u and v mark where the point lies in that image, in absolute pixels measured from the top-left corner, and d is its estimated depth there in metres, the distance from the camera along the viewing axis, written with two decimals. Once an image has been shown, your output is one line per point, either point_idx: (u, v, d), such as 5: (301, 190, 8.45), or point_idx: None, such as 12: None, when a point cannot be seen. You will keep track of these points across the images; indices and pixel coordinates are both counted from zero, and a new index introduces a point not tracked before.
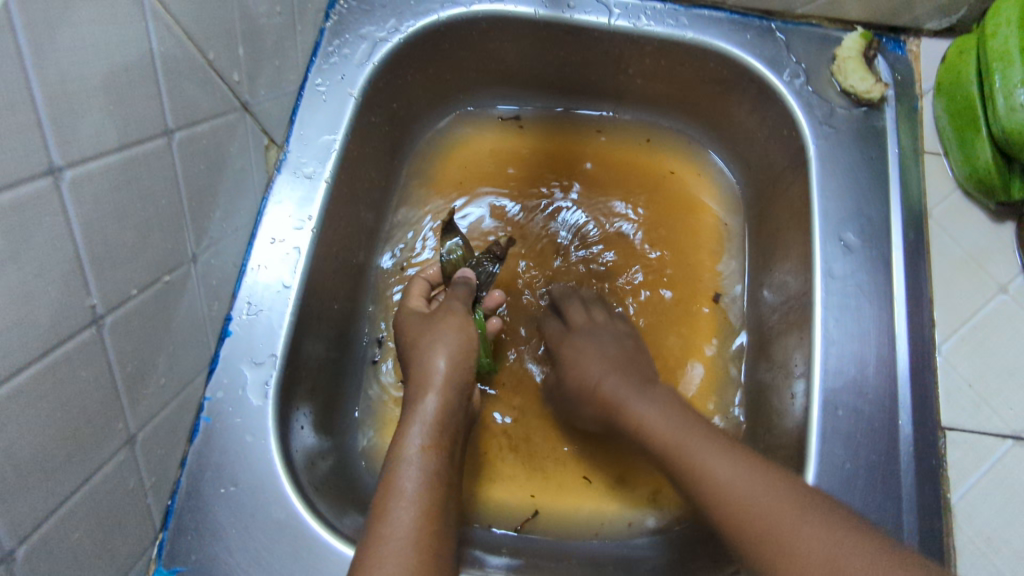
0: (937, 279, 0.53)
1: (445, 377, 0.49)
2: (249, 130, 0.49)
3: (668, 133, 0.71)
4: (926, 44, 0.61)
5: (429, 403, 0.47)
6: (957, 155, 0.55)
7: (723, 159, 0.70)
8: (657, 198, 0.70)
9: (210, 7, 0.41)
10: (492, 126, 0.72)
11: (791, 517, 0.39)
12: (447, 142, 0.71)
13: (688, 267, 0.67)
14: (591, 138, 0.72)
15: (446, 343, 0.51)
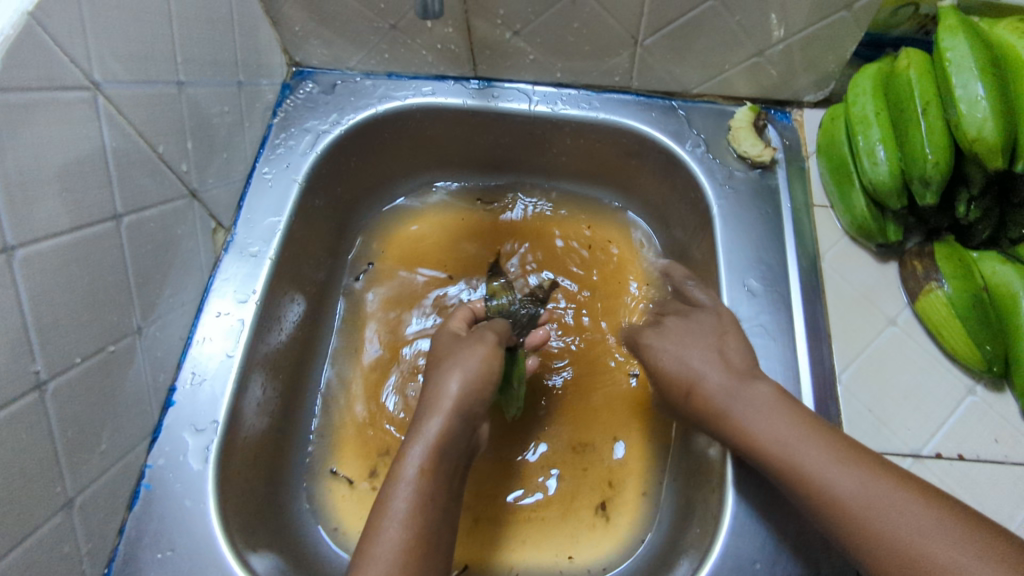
0: (833, 317, 0.58)
1: (471, 393, 0.51)
2: (200, 215, 0.54)
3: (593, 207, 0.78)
4: (808, 113, 0.69)
5: (434, 425, 0.49)
6: (840, 206, 0.62)
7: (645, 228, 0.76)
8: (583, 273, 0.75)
9: (161, 109, 0.47)
10: (433, 207, 0.78)
11: (886, 504, 0.40)
12: (393, 221, 0.77)
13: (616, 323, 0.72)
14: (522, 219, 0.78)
15: (461, 369, 0.53)
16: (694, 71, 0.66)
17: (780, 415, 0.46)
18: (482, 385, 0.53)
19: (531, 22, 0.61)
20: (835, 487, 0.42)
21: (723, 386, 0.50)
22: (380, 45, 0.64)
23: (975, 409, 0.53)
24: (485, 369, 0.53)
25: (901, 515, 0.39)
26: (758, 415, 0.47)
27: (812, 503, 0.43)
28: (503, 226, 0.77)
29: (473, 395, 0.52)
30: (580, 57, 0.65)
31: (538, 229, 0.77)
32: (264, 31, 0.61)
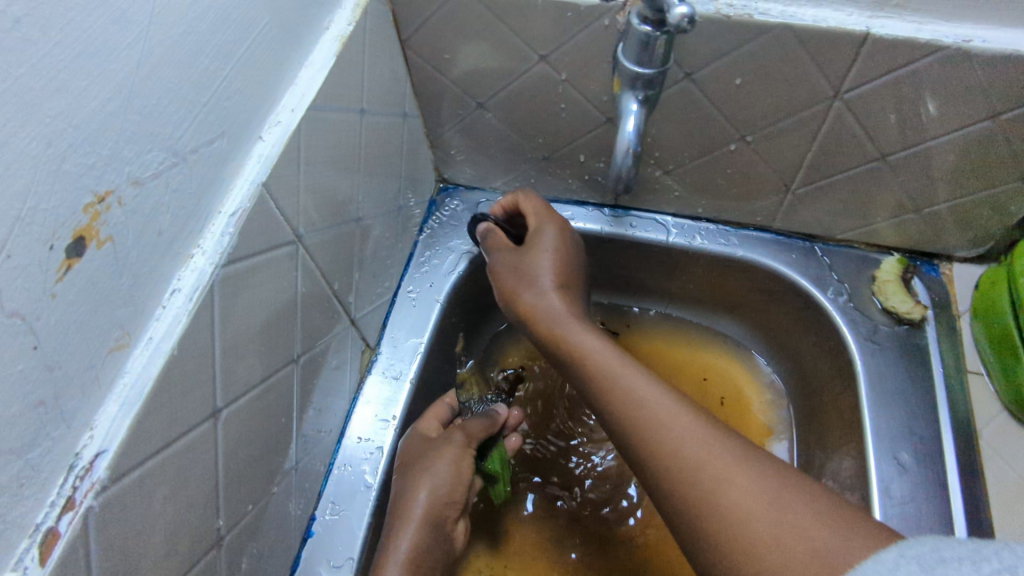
0: (994, 503, 0.54)
1: (434, 494, 0.48)
2: (353, 340, 0.55)
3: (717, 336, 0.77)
4: (958, 267, 0.67)
5: (402, 544, 0.46)
6: (999, 376, 0.59)
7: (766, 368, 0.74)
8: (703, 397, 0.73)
9: (341, 246, 0.49)
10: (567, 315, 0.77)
11: (791, 497, 0.35)
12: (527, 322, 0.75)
13: None
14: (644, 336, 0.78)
15: (432, 477, 0.49)
16: (842, 219, 0.65)
17: (698, 419, 0.41)
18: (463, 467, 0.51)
19: (684, 164, 0.61)
20: (740, 498, 0.36)
21: (610, 365, 0.46)
22: (528, 171, 0.65)
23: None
24: (460, 461, 0.51)
25: (796, 523, 0.34)
26: (665, 417, 0.42)
27: (708, 543, 0.36)
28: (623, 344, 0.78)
29: (435, 500, 0.49)
30: (726, 197, 0.65)
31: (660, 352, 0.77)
32: (423, 154, 0.63)
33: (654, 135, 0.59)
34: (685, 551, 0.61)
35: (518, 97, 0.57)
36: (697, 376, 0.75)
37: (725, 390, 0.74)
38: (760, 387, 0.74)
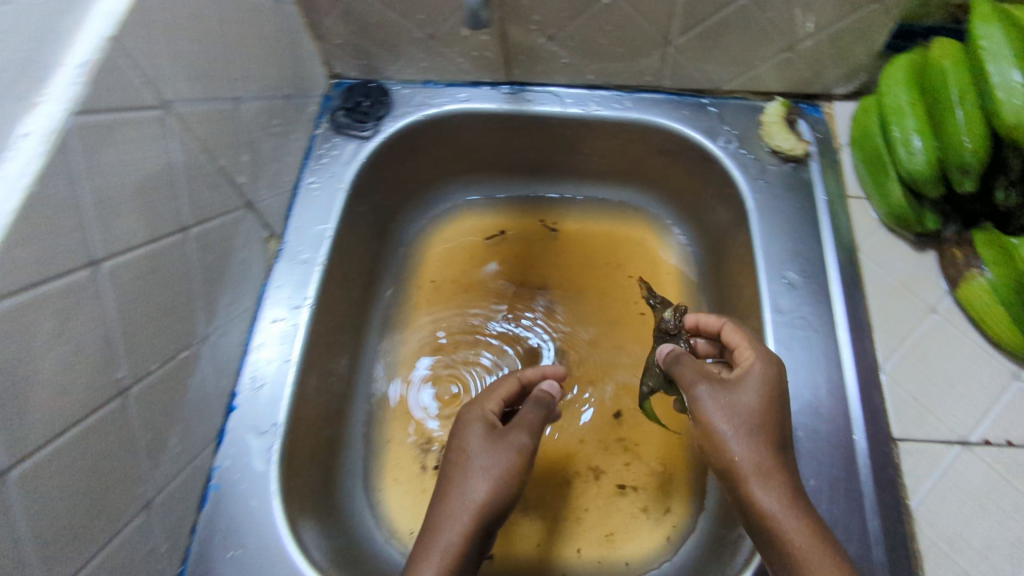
0: (873, 305, 0.59)
1: (474, 504, 0.48)
2: (254, 226, 0.56)
3: (635, 216, 0.80)
4: (839, 106, 0.70)
5: (445, 537, 0.46)
6: (876, 197, 0.62)
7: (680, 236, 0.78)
8: (621, 278, 0.77)
9: (221, 125, 0.50)
10: (484, 210, 0.80)
11: None
12: (444, 221, 0.79)
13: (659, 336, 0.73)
14: (567, 225, 0.80)
15: (489, 464, 0.50)
16: (725, 68, 0.67)
17: (797, 506, 0.43)
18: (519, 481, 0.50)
19: (565, 27, 0.62)
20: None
21: (744, 454, 0.45)
22: (417, 54, 0.66)
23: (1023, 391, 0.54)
24: (511, 466, 0.51)
25: None
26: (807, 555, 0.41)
27: None
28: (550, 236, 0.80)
29: (470, 503, 0.48)
30: (612, 59, 0.66)
31: (584, 240, 0.79)
32: (307, 44, 0.63)
33: None
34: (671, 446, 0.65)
35: None
36: (617, 260, 0.78)
37: (643, 270, 0.77)
38: (674, 263, 0.77)
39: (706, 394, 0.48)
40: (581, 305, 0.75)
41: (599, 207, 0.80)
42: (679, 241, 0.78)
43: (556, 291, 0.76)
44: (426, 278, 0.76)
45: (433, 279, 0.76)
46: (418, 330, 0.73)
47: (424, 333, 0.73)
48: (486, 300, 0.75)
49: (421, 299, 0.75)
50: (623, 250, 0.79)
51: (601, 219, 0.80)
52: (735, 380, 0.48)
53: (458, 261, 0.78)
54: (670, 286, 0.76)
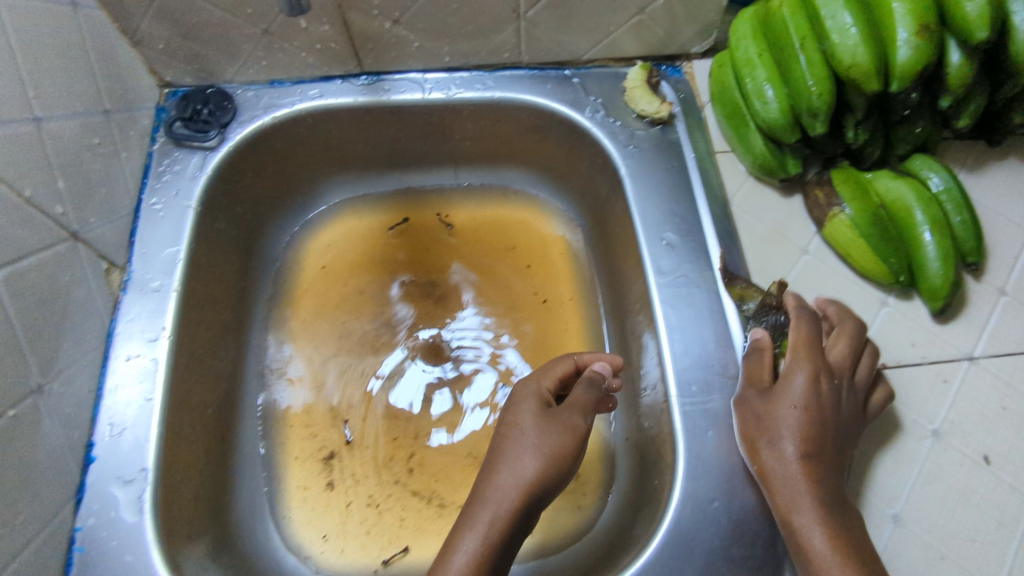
0: (750, 254, 0.60)
1: (522, 485, 0.45)
2: (86, 258, 0.50)
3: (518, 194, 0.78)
4: (697, 64, 0.71)
5: (467, 541, 0.43)
6: (741, 149, 0.64)
7: (563, 212, 0.77)
8: (511, 259, 0.75)
9: (20, 150, 0.44)
10: (362, 206, 0.76)
11: None
12: (320, 221, 0.75)
13: (554, 315, 0.72)
14: (450, 212, 0.77)
15: (531, 446, 0.47)
16: (580, 37, 0.66)
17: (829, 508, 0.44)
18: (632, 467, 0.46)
19: (409, 9, 0.59)
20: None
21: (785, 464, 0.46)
22: (256, 52, 0.61)
23: (890, 317, 0.56)
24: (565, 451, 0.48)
25: None
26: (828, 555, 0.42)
27: None
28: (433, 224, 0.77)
29: (519, 481, 0.46)
30: (465, 38, 0.64)
31: (469, 225, 0.77)
32: (125, 53, 0.58)
33: None
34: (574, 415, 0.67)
35: None
36: (506, 241, 0.76)
37: (531, 248, 0.76)
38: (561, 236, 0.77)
39: (752, 402, 0.50)
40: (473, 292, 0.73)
41: (481, 190, 0.78)
42: (562, 216, 0.77)
43: (447, 282, 0.73)
44: (307, 282, 0.72)
45: (315, 283, 0.72)
46: (305, 336, 0.69)
47: (310, 339, 0.69)
48: (374, 299, 0.72)
49: (304, 305, 0.71)
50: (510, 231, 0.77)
51: (484, 201, 0.78)
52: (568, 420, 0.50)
53: (338, 259, 0.74)
54: (560, 259, 0.76)
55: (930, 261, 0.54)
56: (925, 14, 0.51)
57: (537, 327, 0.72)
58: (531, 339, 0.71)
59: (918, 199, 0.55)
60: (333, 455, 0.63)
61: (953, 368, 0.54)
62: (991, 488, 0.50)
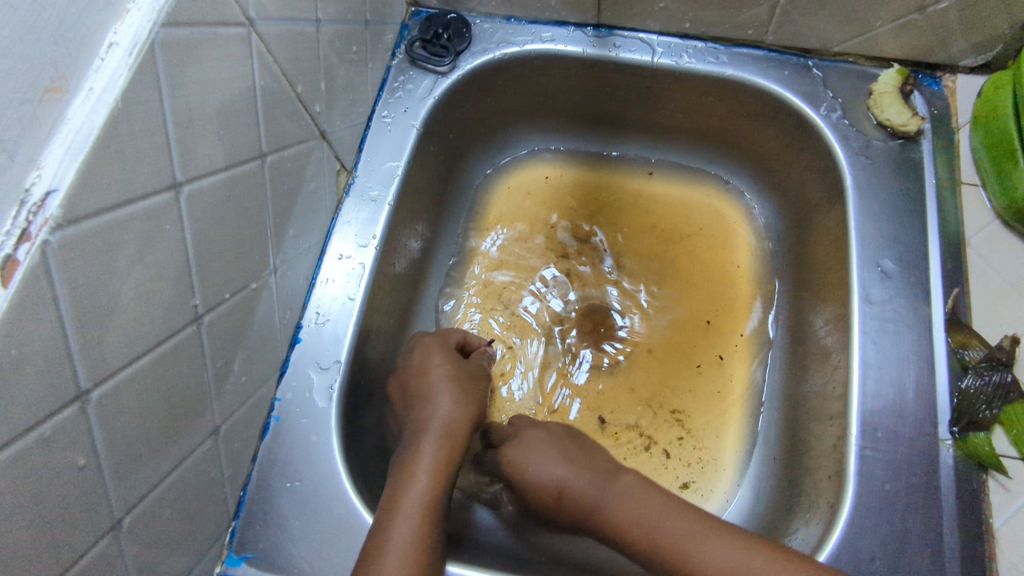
0: (976, 305, 0.54)
1: (445, 451, 0.48)
2: (325, 156, 0.53)
3: (711, 184, 0.76)
4: (962, 80, 0.63)
5: (414, 489, 0.45)
6: (995, 186, 0.57)
7: (757, 211, 0.74)
8: (691, 247, 0.74)
9: (301, 48, 0.47)
10: (560, 162, 0.77)
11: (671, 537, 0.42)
12: (518, 164, 0.77)
13: (722, 309, 0.70)
14: (644, 185, 0.77)
15: (449, 407, 0.52)
16: (840, 27, 0.61)
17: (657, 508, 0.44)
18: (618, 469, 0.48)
19: None
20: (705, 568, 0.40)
21: (568, 475, 0.48)
22: None
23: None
24: (450, 430, 0.50)
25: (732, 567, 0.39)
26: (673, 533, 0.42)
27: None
28: (621, 191, 0.77)
29: (450, 434, 0.50)
30: (714, 7, 0.61)
31: (658, 204, 0.76)
32: None
33: None
34: (721, 425, 0.65)
35: None
36: (689, 225, 0.75)
37: (715, 242, 0.74)
38: (749, 236, 0.73)
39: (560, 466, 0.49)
40: (645, 266, 0.73)
41: (685, 171, 0.76)
42: (754, 215, 0.74)
43: (622, 254, 0.74)
44: (494, 214, 0.75)
45: (500, 219, 0.75)
46: (485, 261, 0.73)
47: (486, 270, 0.72)
48: (550, 250, 0.74)
49: (487, 236, 0.74)
50: (696, 218, 0.75)
51: (677, 181, 0.76)
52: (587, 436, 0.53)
53: (527, 201, 0.76)
54: (741, 259, 0.73)
55: None
56: None
57: (700, 318, 0.70)
58: (695, 328, 0.69)
59: None
60: None
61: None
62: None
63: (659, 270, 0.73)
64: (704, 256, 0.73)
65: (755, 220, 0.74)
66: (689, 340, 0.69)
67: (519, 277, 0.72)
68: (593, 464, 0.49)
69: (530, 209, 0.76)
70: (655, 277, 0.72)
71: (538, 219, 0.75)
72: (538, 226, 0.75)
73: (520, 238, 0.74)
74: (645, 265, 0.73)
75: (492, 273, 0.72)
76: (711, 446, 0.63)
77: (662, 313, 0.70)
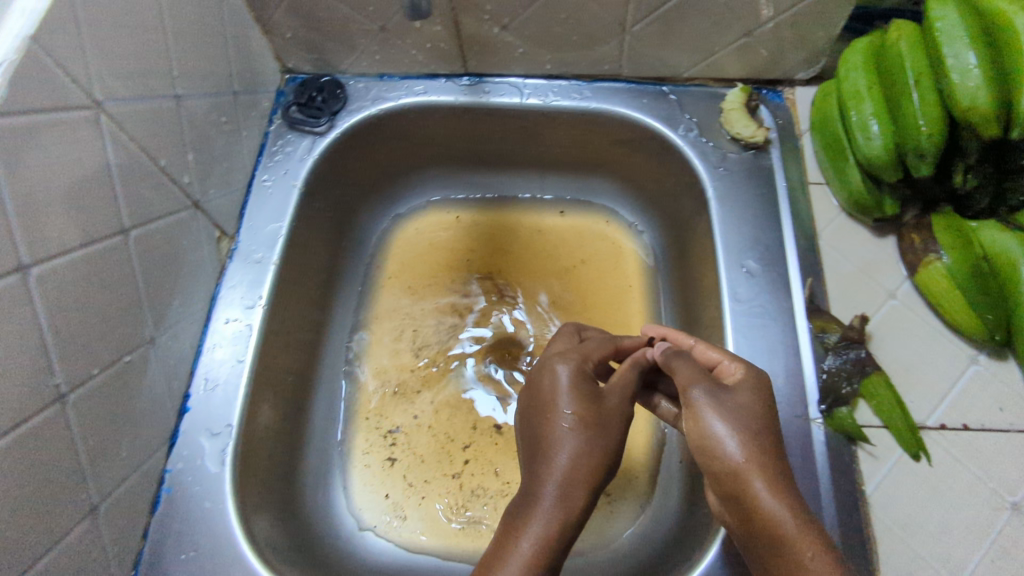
0: (832, 291, 0.60)
1: (557, 516, 0.40)
2: (202, 225, 0.55)
3: (598, 212, 0.80)
4: (801, 91, 0.70)
5: (515, 563, 0.38)
6: (836, 182, 0.63)
7: (642, 233, 0.78)
8: (585, 273, 0.77)
9: (161, 124, 0.49)
10: (455, 206, 0.81)
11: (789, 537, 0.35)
12: (415, 212, 0.80)
13: (619, 329, 0.73)
14: (536, 219, 0.80)
15: (575, 433, 0.43)
16: (684, 55, 0.66)
17: (773, 493, 0.37)
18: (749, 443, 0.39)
19: (519, 17, 0.61)
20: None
21: (731, 452, 0.39)
22: (370, 47, 0.65)
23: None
24: (584, 455, 0.42)
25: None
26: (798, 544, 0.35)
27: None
28: (515, 227, 0.80)
29: (593, 463, 0.42)
30: (569, 48, 0.65)
31: (551, 235, 0.79)
32: (257, 41, 0.62)
33: None
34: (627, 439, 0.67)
35: None
36: (584, 251, 0.78)
37: (613, 268, 0.77)
38: (638, 257, 0.77)
39: (700, 395, 0.41)
40: (545, 295, 0.76)
41: (573, 203, 0.80)
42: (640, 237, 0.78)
43: (521, 285, 0.76)
44: (394, 262, 0.77)
45: (401, 265, 0.77)
46: (389, 308, 0.74)
47: (390, 316, 0.74)
48: (452, 290, 0.76)
49: (389, 283, 0.76)
50: (588, 245, 0.79)
51: (567, 212, 0.80)
52: (727, 387, 0.43)
53: (426, 245, 0.78)
54: (632, 278, 0.76)
55: None
56: None
57: None
58: None
59: None
60: (397, 430, 0.68)
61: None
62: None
63: (558, 297, 0.76)
64: (599, 280, 0.77)
65: (642, 242, 0.78)
66: None
67: (424, 319, 0.74)
68: (763, 422, 0.40)
69: (429, 253, 0.78)
70: (555, 304, 0.75)
71: (438, 261, 0.77)
72: (439, 268, 0.77)
73: (421, 281, 0.76)
74: (544, 293, 0.76)
75: (396, 319, 0.74)
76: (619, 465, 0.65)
77: (565, 338, 0.73)
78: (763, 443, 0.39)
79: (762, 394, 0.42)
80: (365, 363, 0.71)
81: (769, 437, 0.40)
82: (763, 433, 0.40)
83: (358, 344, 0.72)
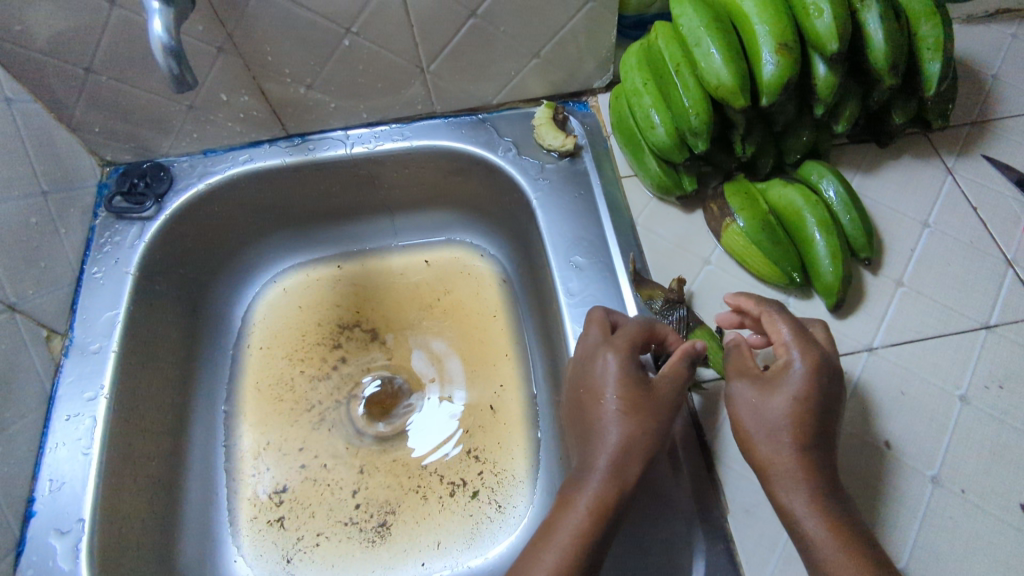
0: (654, 268, 0.65)
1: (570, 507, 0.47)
2: (24, 327, 0.55)
3: (451, 241, 0.83)
4: (602, 97, 0.76)
5: (549, 557, 0.45)
6: (641, 172, 0.68)
7: (496, 252, 0.81)
8: (450, 301, 0.79)
9: None
10: (313, 263, 0.81)
11: (782, 475, 0.47)
12: (273, 275, 0.80)
13: (489, 348, 0.76)
14: (395, 259, 0.82)
15: (631, 416, 0.49)
16: (488, 85, 0.72)
17: (819, 482, 0.46)
18: (799, 432, 0.47)
19: (320, 74, 0.65)
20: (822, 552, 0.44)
21: (778, 451, 0.47)
22: (185, 126, 0.67)
23: (933, 237, 0.66)
24: (636, 437, 0.49)
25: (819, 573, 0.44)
26: (827, 530, 0.45)
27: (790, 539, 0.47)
28: (375, 271, 0.81)
29: (631, 448, 0.48)
30: (378, 95, 0.69)
31: (412, 273, 0.81)
32: (63, 138, 0.63)
33: (272, 53, 0.61)
34: (510, 448, 0.69)
35: (118, 52, 0.56)
36: (446, 280, 0.80)
37: (474, 295, 0.79)
38: (496, 278, 0.80)
39: (745, 393, 0.50)
40: (415, 331, 0.77)
41: (427, 236, 0.83)
42: (495, 256, 0.81)
43: (390, 326, 0.77)
44: (258, 328, 0.77)
45: (265, 331, 0.77)
46: (258, 374, 0.74)
47: (259, 384, 0.73)
48: (321, 344, 0.76)
49: (254, 349, 0.76)
50: (447, 274, 0.81)
51: (423, 247, 0.83)
52: (775, 379, 0.49)
53: (290, 306, 0.79)
54: (494, 297, 0.79)
55: (822, 260, 0.59)
56: (783, 33, 0.57)
57: (471, 360, 0.75)
58: (471, 369, 0.74)
59: (808, 203, 0.60)
60: (286, 488, 0.68)
61: (970, 340, 0.60)
62: (884, 469, 0.55)
63: (427, 331, 0.77)
64: (465, 304, 0.79)
65: (496, 260, 0.81)
66: (468, 384, 0.73)
67: (296, 379, 0.74)
68: (809, 424, 0.47)
69: (294, 313, 0.78)
70: (425, 338, 0.77)
71: (304, 319, 0.78)
72: (305, 325, 0.77)
73: (287, 342, 0.76)
74: (413, 330, 0.77)
75: (267, 385, 0.74)
76: (508, 467, 0.68)
77: (438, 368, 0.75)
78: (823, 427, 0.48)
79: (809, 393, 0.48)
80: (239, 434, 0.70)
81: (815, 427, 0.47)
82: (815, 423, 0.47)
83: (230, 417, 0.71)
